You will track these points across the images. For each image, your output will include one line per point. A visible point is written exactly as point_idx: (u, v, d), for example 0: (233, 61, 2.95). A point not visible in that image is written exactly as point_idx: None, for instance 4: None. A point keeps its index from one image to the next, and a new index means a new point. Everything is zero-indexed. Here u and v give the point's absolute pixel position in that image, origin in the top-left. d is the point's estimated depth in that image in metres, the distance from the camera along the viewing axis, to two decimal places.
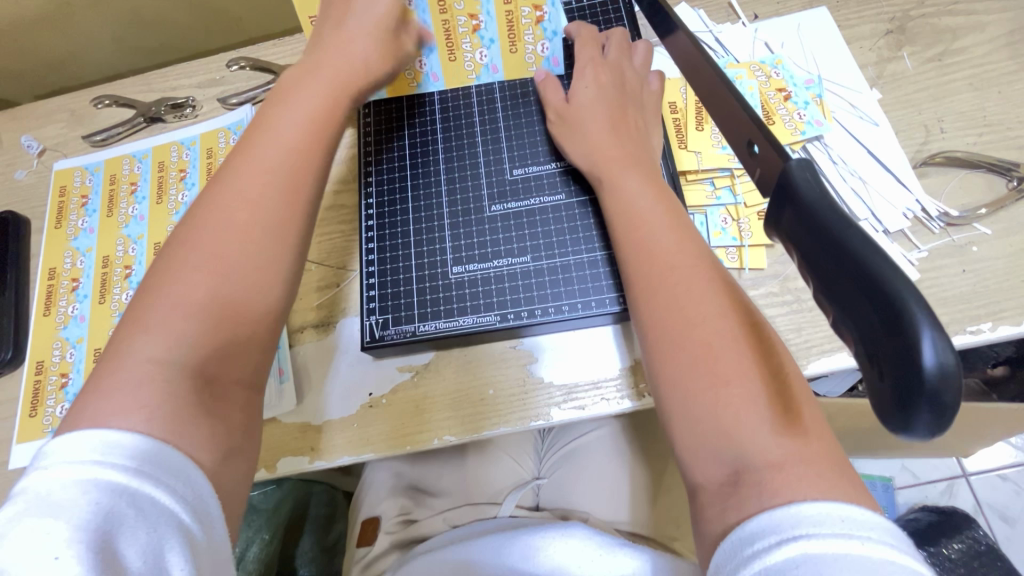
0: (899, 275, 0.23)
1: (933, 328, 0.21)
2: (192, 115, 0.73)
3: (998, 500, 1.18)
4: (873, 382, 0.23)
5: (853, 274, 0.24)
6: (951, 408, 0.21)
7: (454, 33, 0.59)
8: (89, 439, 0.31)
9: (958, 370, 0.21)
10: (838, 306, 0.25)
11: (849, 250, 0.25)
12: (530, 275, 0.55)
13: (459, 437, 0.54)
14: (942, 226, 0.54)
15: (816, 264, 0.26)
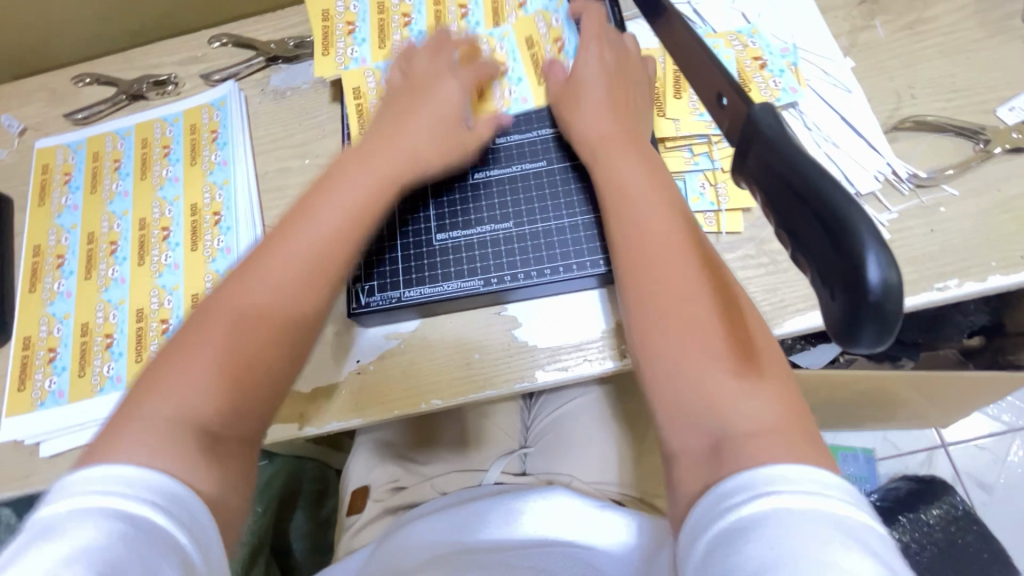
0: (848, 201, 0.24)
1: (877, 245, 0.23)
2: (175, 92, 0.73)
3: (975, 468, 1.21)
4: (826, 304, 0.24)
5: (809, 205, 0.25)
6: (893, 319, 0.23)
7: (485, 79, 0.62)
8: (110, 473, 0.34)
9: (901, 283, 0.22)
10: (794, 235, 0.26)
11: (806, 182, 0.26)
12: (512, 241, 0.56)
13: (445, 401, 0.55)
14: (912, 189, 0.55)
15: (775, 198, 0.28)
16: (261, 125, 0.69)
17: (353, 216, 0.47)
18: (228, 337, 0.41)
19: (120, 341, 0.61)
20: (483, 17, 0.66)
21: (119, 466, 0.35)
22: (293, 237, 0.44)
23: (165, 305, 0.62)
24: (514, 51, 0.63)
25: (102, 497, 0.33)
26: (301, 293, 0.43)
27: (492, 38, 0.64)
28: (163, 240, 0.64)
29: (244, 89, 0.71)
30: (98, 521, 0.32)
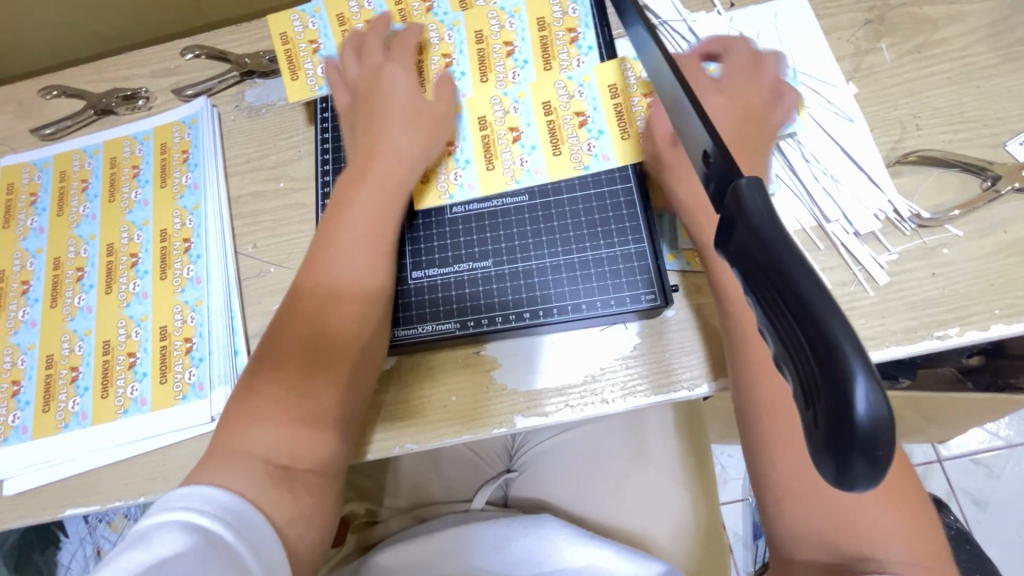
0: (834, 310, 0.22)
1: (865, 369, 0.20)
2: (145, 107, 0.70)
3: (970, 483, 1.20)
4: (809, 430, 0.22)
5: (794, 312, 0.23)
6: (885, 457, 0.20)
7: (494, 143, 0.58)
8: (198, 493, 0.41)
9: (891, 421, 0.20)
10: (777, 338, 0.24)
11: (791, 285, 0.23)
12: (494, 282, 0.55)
13: (420, 445, 0.53)
14: (914, 228, 0.52)
15: (760, 292, 0.25)
16: (235, 145, 0.66)
17: (375, 228, 0.53)
18: (316, 346, 0.48)
19: (86, 374, 0.59)
20: (450, 48, 0.62)
21: (200, 488, 0.42)
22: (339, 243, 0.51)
23: (132, 337, 0.59)
24: (595, 98, 0.58)
25: (185, 513, 0.40)
26: (367, 302, 0.50)
27: (506, 98, 0.59)
28: (130, 268, 0.62)
29: (216, 105, 0.68)
30: (181, 533, 0.39)
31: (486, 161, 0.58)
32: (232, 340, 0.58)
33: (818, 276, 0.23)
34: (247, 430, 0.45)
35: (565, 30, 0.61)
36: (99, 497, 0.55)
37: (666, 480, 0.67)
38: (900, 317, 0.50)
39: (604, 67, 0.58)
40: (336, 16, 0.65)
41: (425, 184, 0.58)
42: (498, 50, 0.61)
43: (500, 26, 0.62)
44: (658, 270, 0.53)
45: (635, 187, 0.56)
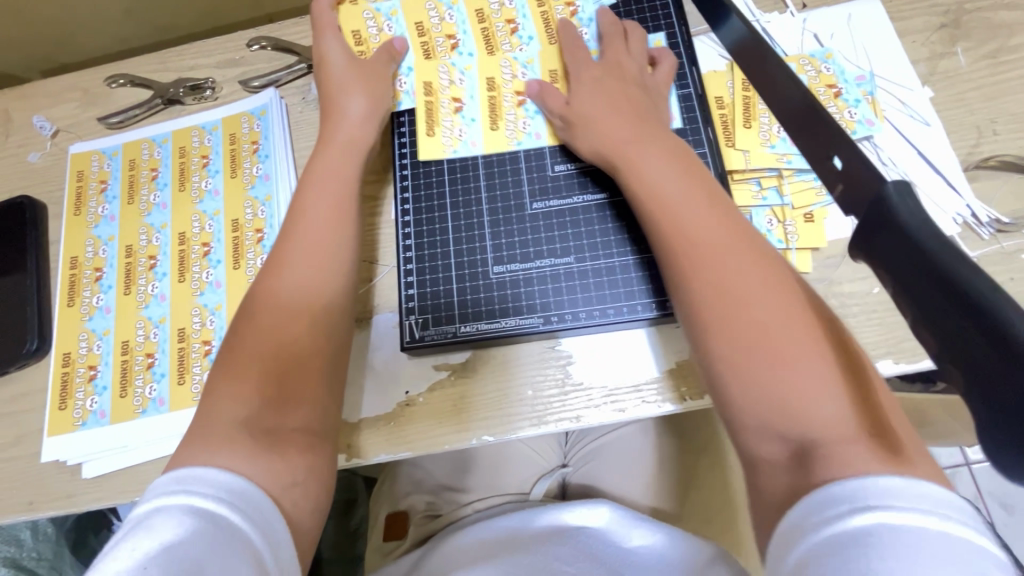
0: (1018, 316, 0.23)
1: None
2: (212, 97, 0.70)
3: (996, 486, 1.20)
4: (984, 423, 0.23)
5: (965, 313, 0.24)
6: None
7: (500, 106, 0.60)
8: (196, 475, 0.39)
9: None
10: (943, 340, 0.25)
11: (960, 287, 0.24)
12: (575, 277, 0.55)
13: (496, 438, 0.54)
14: (992, 233, 0.53)
15: (918, 294, 0.26)
16: (303, 137, 0.67)
17: (330, 224, 0.53)
18: (303, 324, 0.49)
19: (162, 361, 0.59)
20: (452, 28, 0.63)
21: (204, 469, 0.39)
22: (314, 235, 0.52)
23: (206, 326, 0.60)
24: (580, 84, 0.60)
25: (189, 496, 0.37)
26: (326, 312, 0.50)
27: (516, 63, 0.61)
28: (203, 257, 0.63)
29: (284, 97, 0.69)
30: (187, 518, 0.36)
31: (491, 121, 0.60)
32: None
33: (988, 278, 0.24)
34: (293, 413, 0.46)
35: (564, 4, 0.63)
36: None
37: (724, 478, 0.68)
38: None
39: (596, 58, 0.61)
40: (415, 24, 0.63)
41: (430, 136, 0.60)
42: (502, 27, 0.63)
43: (500, 5, 0.63)
44: None
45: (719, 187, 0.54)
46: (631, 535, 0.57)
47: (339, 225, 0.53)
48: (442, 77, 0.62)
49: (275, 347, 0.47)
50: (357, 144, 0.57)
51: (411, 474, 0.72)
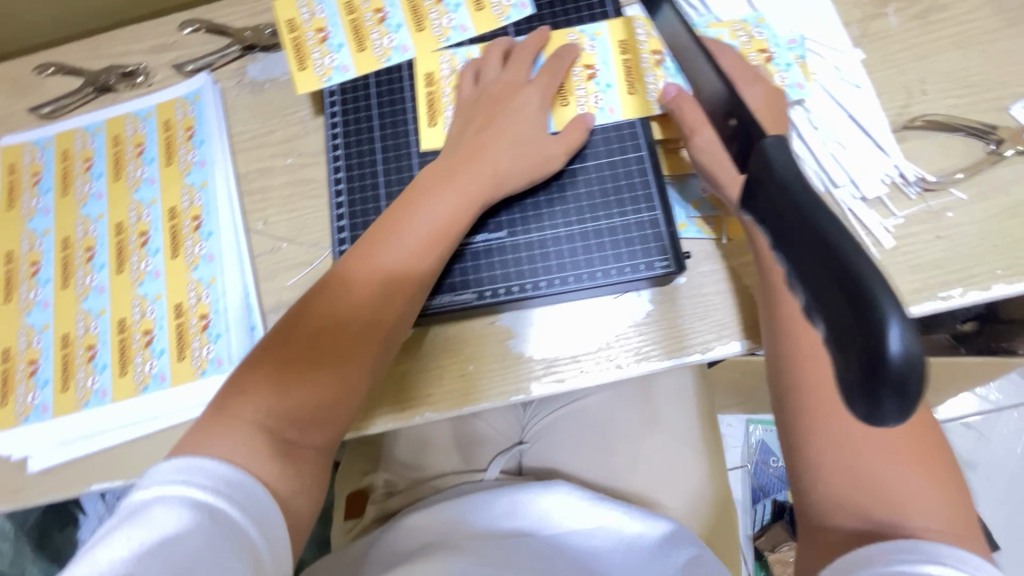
0: (865, 259, 0.23)
1: (899, 315, 0.21)
2: (146, 84, 0.69)
3: (962, 445, 1.16)
4: (840, 372, 0.23)
5: (822, 259, 0.24)
6: (916, 397, 0.21)
7: (568, 81, 0.58)
8: (199, 465, 0.42)
9: (920, 354, 0.21)
10: (805, 289, 0.25)
11: (818, 233, 0.24)
12: (508, 251, 0.56)
13: (439, 413, 0.54)
14: (919, 192, 0.53)
15: (789, 245, 0.26)
16: (239, 121, 0.66)
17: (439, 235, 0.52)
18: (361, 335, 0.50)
19: (103, 353, 0.59)
20: (381, 1, 0.61)
21: (202, 460, 0.43)
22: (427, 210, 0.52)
23: (147, 315, 0.60)
24: (606, 53, 0.59)
25: (186, 487, 0.41)
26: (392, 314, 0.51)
27: (583, 36, 0.59)
28: (141, 246, 0.62)
29: (219, 81, 0.67)
30: (185, 508, 0.40)
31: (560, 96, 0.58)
32: (248, 316, 0.58)
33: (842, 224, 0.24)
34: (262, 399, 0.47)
35: None
36: (124, 470, 0.56)
37: (675, 443, 0.69)
38: (904, 280, 0.52)
39: (615, 24, 0.59)
40: (344, 2, 0.61)
41: (432, 127, 0.59)
42: None
43: None
44: (671, 237, 0.54)
45: (647, 157, 0.56)
46: (592, 516, 0.59)
47: (411, 241, 0.52)
48: (376, 54, 0.60)
49: (320, 319, 0.50)
50: (459, 159, 0.54)
51: (367, 454, 0.73)
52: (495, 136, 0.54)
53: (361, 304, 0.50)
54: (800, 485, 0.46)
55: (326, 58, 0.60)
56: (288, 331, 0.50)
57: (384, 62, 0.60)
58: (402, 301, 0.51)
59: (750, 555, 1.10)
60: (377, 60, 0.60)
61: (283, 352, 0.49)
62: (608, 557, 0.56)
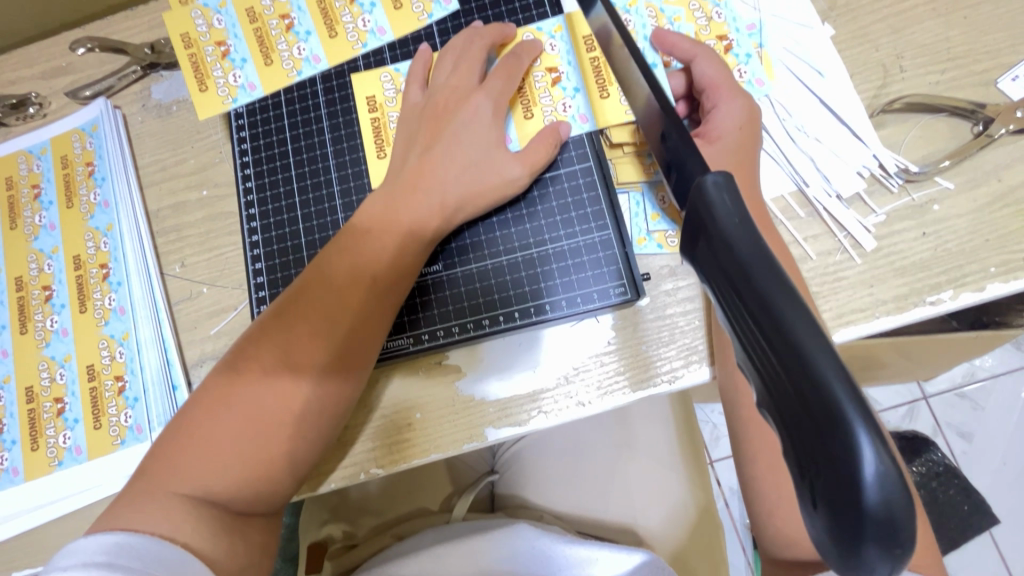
0: (827, 351, 0.18)
1: (871, 430, 0.17)
2: (39, 115, 0.61)
3: (956, 417, 1.10)
4: (806, 505, 0.18)
5: (780, 358, 0.19)
6: (904, 538, 0.17)
7: (531, 88, 0.51)
8: (127, 545, 0.36)
9: (904, 499, 0.16)
10: (760, 383, 0.20)
11: (778, 324, 0.19)
12: (445, 286, 0.50)
13: (384, 470, 0.48)
14: (901, 184, 0.48)
15: (737, 322, 0.21)
16: (147, 151, 0.58)
17: (405, 247, 0.46)
18: (319, 375, 0.43)
19: (11, 427, 0.53)
20: (286, 5, 0.56)
21: (135, 538, 0.36)
22: (375, 238, 0.46)
23: (57, 381, 0.53)
24: (570, 52, 0.52)
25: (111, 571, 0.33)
26: (355, 349, 0.44)
27: (541, 34, 0.53)
28: (45, 302, 0.55)
29: (120, 107, 0.60)
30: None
31: (523, 108, 0.51)
32: (168, 375, 0.52)
33: (808, 310, 0.19)
34: (183, 474, 0.40)
35: None
36: (45, 555, 0.50)
37: (653, 463, 0.65)
38: (890, 285, 0.46)
39: (577, 16, 0.52)
40: (245, 10, 0.56)
41: (380, 159, 0.53)
42: None
43: None
44: (625, 258, 0.48)
45: (595, 167, 0.50)
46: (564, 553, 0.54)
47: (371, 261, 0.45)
48: (285, 67, 0.55)
49: (271, 360, 0.43)
50: (423, 164, 0.48)
51: (326, 501, 0.67)
52: (441, 151, 0.48)
53: (321, 333, 0.43)
54: (758, 517, 0.41)
55: (229, 75, 0.55)
56: (246, 358, 0.43)
57: (295, 75, 0.55)
58: (368, 330, 0.44)
59: (748, 545, 1.05)
60: (287, 74, 0.55)
61: (235, 391, 0.42)
62: None
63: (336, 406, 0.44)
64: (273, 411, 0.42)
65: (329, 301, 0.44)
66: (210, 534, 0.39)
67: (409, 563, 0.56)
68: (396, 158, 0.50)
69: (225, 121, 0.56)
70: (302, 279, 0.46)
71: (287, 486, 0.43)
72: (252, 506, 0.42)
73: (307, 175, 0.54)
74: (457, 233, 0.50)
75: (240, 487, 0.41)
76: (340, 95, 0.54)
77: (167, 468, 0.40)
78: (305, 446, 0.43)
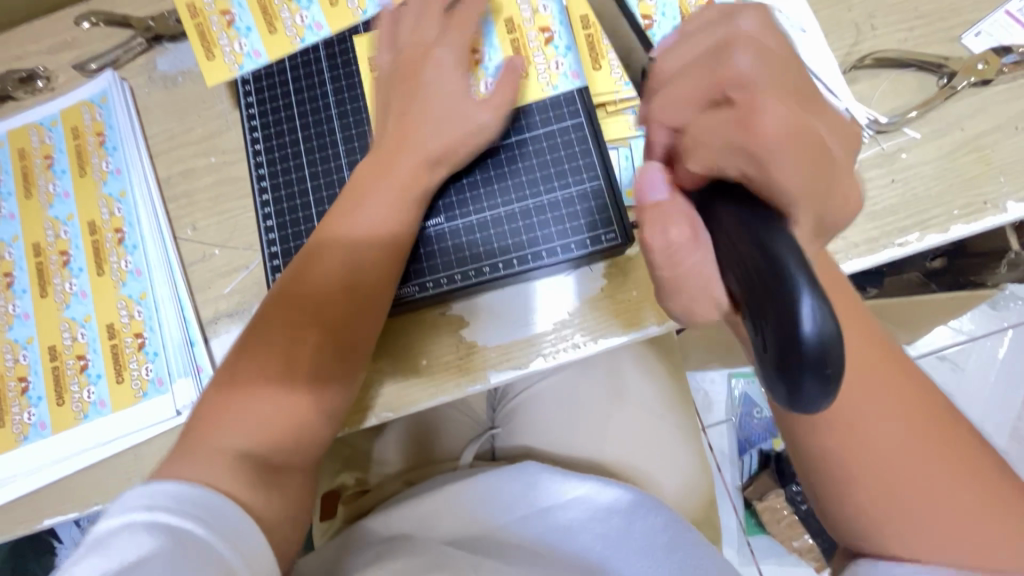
0: (789, 252, 0.26)
1: (813, 297, 0.25)
2: (48, 89, 0.63)
3: (936, 377, 1.15)
4: (766, 363, 0.26)
5: (756, 265, 0.27)
6: (833, 374, 0.25)
7: (524, 48, 0.54)
8: (166, 491, 0.38)
9: (834, 342, 0.25)
10: (740, 289, 0.28)
11: (756, 237, 0.27)
12: (447, 238, 0.52)
13: (395, 413, 0.51)
14: (873, 135, 0.51)
15: (724, 247, 0.29)
16: (155, 121, 0.60)
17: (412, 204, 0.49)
18: (331, 318, 0.46)
19: (36, 384, 0.56)
20: None
21: (174, 486, 0.39)
22: (388, 192, 0.49)
23: (79, 340, 0.56)
24: (562, 13, 0.55)
25: (153, 513, 0.37)
26: (365, 290, 0.47)
27: None
28: (63, 267, 0.58)
29: (126, 79, 0.61)
30: (149, 535, 0.36)
31: None
32: (185, 330, 0.55)
33: (779, 231, 0.27)
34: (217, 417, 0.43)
35: None
36: (75, 504, 0.53)
37: (645, 411, 0.69)
38: (862, 229, 0.49)
39: None
40: None
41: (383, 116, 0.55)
42: None
43: None
44: (616, 207, 0.51)
45: (586, 122, 0.53)
46: (565, 489, 0.57)
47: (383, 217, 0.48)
48: (288, 35, 0.57)
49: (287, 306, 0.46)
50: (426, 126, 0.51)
51: (339, 453, 0.72)
52: (439, 114, 0.50)
53: (334, 277, 0.47)
54: None
55: (235, 43, 0.57)
56: (275, 305, 0.47)
57: (299, 42, 0.57)
58: (381, 274, 0.48)
59: (740, 505, 1.10)
60: (290, 41, 0.57)
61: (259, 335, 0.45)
62: (586, 528, 0.55)
63: (353, 348, 0.47)
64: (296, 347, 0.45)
65: (347, 248, 0.48)
66: (243, 470, 0.42)
67: (422, 506, 0.59)
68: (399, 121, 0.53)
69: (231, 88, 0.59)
70: (322, 231, 0.49)
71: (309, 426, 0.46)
72: (283, 447, 0.45)
73: (312, 138, 0.56)
74: (459, 188, 0.53)
75: (271, 424, 0.44)
76: (342, 60, 0.57)
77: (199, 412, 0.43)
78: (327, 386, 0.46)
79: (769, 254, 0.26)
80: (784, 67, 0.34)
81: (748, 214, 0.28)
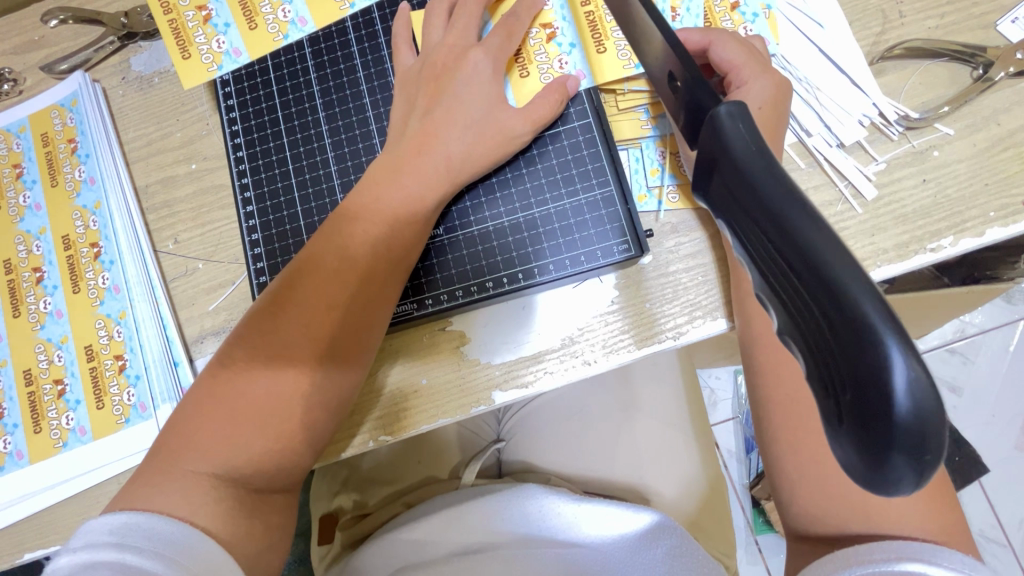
0: (857, 273, 0.18)
1: (905, 347, 0.17)
2: (15, 92, 0.59)
3: (946, 372, 1.12)
4: (831, 424, 0.19)
5: (817, 294, 0.19)
6: (932, 447, 0.17)
7: (526, 46, 0.50)
8: (131, 528, 0.36)
9: (934, 407, 0.17)
10: (790, 319, 0.21)
11: (806, 253, 0.19)
12: (447, 251, 0.49)
13: (393, 438, 0.48)
14: (901, 132, 0.48)
15: (769, 260, 0.21)
16: (130, 126, 0.56)
17: (408, 215, 0.45)
18: (323, 342, 0.42)
19: (12, 411, 0.52)
20: None
21: (143, 518, 0.36)
22: (382, 204, 0.45)
23: (55, 363, 0.53)
24: (564, 6, 0.50)
25: (115, 552, 0.34)
26: (361, 309, 0.43)
27: None
28: (37, 284, 0.54)
29: (98, 80, 0.57)
30: None
31: (518, 67, 0.50)
32: (168, 352, 0.51)
33: (840, 242, 0.19)
34: (200, 453, 0.39)
35: None
36: (55, 537, 0.50)
37: (658, 423, 0.66)
38: (891, 234, 0.46)
39: None
40: None
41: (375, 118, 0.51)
42: None
43: None
44: (628, 215, 0.48)
45: (594, 124, 0.49)
46: (566, 514, 0.54)
47: (378, 230, 0.45)
48: (270, 31, 0.53)
49: (275, 331, 0.42)
50: (422, 131, 0.47)
51: (336, 474, 0.69)
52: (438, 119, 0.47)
53: (324, 298, 0.43)
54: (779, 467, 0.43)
55: (212, 41, 0.53)
56: (258, 325, 0.43)
57: (282, 39, 0.53)
58: (377, 291, 0.44)
59: (747, 502, 1.08)
60: (272, 38, 0.53)
61: (244, 361, 0.42)
62: (587, 553, 0.52)
63: (347, 374, 0.43)
64: (285, 376, 0.41)
65: (333, 261, 0.44)
66: (228, 512, 0.39)
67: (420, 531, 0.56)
68: (395, 124, 0.49)
69: (211, 89, 0.55)
70: (311, 245, 0.45)
71: (304, 458, 0.42)
72: (272, 483, 0.41)
73: (298, 143, 0.52)
74: (458, 198, 0.49)
75: (259, 461, 0.40)
76: (329, 58, 0.53)
77: (182, 444, 0.40)
78: (322, 414, 0.42)
79: (839, 291, 0.18)
80: (775, 110, 0.42)
81: (801, 221, 0.19)
